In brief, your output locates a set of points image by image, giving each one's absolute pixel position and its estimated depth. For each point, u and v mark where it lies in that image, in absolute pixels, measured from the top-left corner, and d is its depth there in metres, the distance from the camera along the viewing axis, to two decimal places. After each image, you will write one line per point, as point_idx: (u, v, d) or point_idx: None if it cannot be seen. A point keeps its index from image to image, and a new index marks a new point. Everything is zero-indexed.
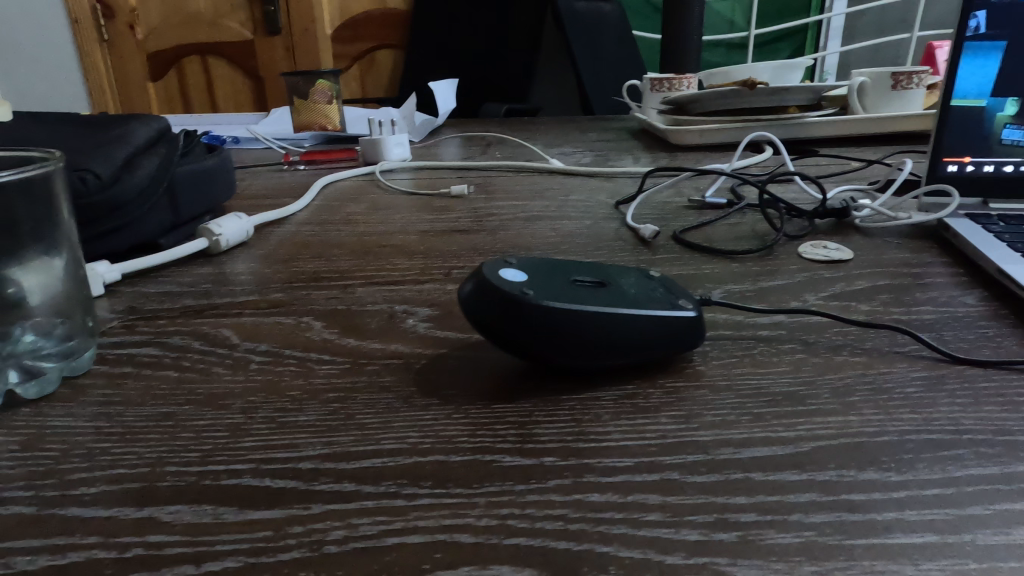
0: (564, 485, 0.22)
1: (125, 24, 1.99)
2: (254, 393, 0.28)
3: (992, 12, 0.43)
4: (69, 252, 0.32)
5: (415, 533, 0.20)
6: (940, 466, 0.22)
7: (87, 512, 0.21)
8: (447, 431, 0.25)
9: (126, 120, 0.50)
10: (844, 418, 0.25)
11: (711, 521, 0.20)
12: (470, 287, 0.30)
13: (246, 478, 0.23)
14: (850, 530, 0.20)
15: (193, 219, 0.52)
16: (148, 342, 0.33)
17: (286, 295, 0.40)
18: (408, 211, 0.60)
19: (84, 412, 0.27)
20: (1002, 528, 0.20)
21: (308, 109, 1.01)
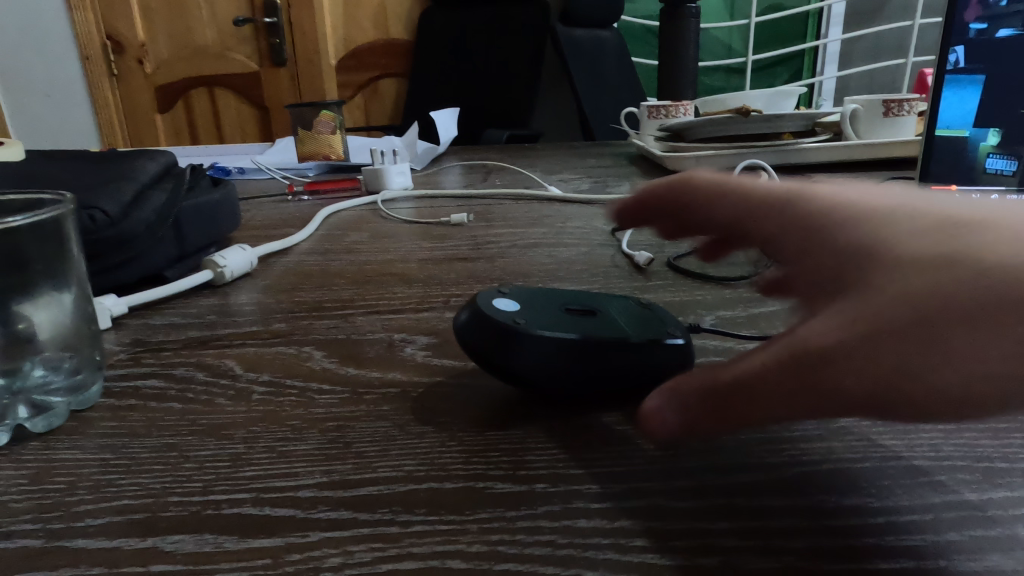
0: (553, 512, 0.23)
1: (134, 58, 2.04)
2: (255, 423, 0.29)
3: (968, 48, 0.56)
4: (79, 288, 0.33)
5: (407, 560, 0.21)
6: (919, 491, 0.23)
7: (93, 543, 0.22)
8: (441, 459, 0.26)
9: (135, 155, 0.52)
10: (828, 443, 0.26)
11: (694, 546, 0.21)
12: (465, 316, 0.31)
13: (247, 506, 0.24)
14: (829, 556, 0.20)
15: (200, 250, 0.53)
16: (153, 373, 0.34)
17: (288, 325, 0.41)
18: (409, 240, 0.62)
19: (90, 444, 0.28)
20: (978, 553, 0.20)
21: (312, 139, 1.03)
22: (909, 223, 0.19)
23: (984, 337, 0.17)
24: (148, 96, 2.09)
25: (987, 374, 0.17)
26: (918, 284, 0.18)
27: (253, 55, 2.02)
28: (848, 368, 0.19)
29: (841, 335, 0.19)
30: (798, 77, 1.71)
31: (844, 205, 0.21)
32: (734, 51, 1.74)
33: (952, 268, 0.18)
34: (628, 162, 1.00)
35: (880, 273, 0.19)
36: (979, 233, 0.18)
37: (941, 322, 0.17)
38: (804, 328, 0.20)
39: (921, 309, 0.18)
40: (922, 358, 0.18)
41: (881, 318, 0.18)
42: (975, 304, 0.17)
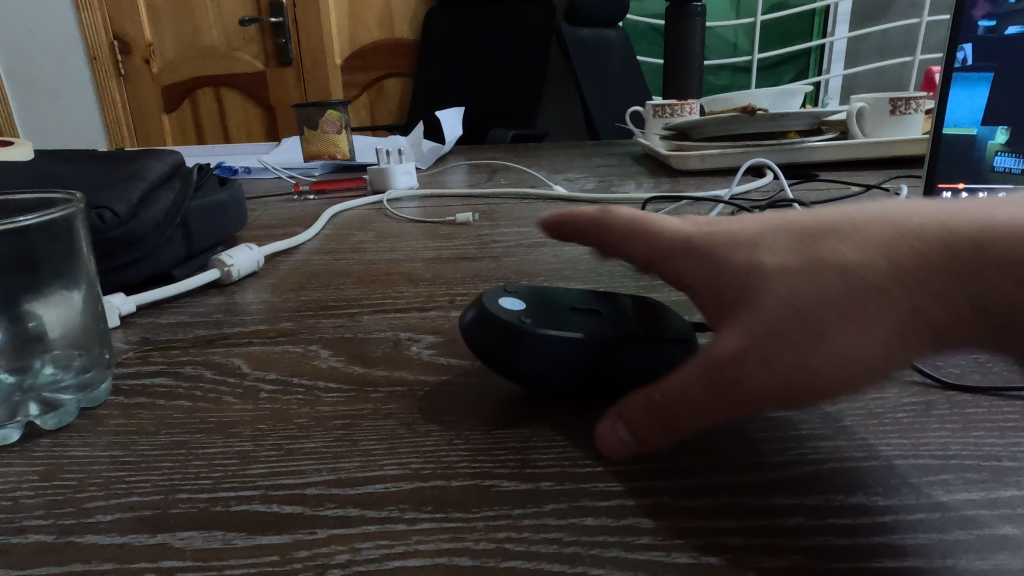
0: (559, 509, 0.23)
1: (141, 58, 2.05)
2: (262, 421, 0.29)
3: (976, 44, 0.56)
4: (88, 286, 0.33)
5: (415, 557, 0.21)
6: (927, 490, 0.23)
7: (103, 539, 0.22)
8: (448, 457, 0.26)
9: (143, 155, 0.52)
10: (835, 442, 0.26)
11: (700, 544, 0.21)
12: (471, 315, 0.32)
13: (255, 504, 0.24)
14: (835, 554, 0.20)
15: (207, 249, 0.53)
16: (162, 371, 0.35)
17: (295, 323, 0.41)
18: (415, 239, 0.62)
19: (100, 441, 0.28)
20: (986, 552, 0.20)
21: (318, 139, 1.04)
22: (779, 244, 0.24)
23: (857, 323, 0.21)
24: (155, 96, 2.10)
25: (863, 352, 0.21)
26: (796, 290, 0.22)
27: (259, 55, 2.02)
28: (755, 372, 0.22)
29: (746, 341, 0.22)
30: (804, 75, 1.70)
31: (720, 235, 0.27)
32: (740, 50, 1.73)
33: (820, 273, 0.22)
34: (633, 162, 1.00)
35: (763, 284, 0.23)
36: (828, 244, 0.23)
37: (822, 315, 0.21)
38: (716, 343, 0.23)
39: (799, 307, 0.22)
40: (809, 348, 0.21)
41: (775, 322, 0.22)
42: (847, 295, 0.21)
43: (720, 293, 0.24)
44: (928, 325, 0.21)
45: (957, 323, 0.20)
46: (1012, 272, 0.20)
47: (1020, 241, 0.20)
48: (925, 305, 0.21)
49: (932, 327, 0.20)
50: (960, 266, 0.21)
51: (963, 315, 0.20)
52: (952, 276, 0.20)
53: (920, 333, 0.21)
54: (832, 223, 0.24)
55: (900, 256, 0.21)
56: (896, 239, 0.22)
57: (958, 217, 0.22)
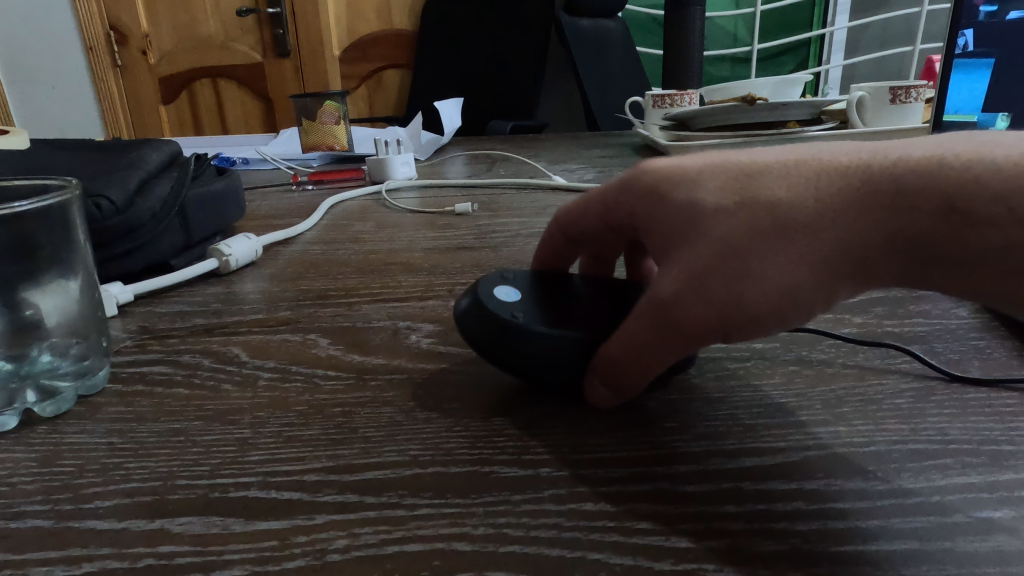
0: (559, 495, 0.23)
1: (138, 49, 2.04)
2: (260, 409, 0.29)
3: (978, 29, 0.63)
4: (85, 274, 0.33)
5: (414, 542, 0.21)
6: (926, 474, 0.23)
7: (101, 524, 0.22)
8: (447, 444, 0.26)
9: (140, 144, 0.52)
10: (834, 428, 0.26)
11: (700, 529, 0.21)
12: (466, 304, 0.32)
13: (254, 490, 0.24)
14: (833, 537, 0.20)
15: (205, 240, 0.53)
16: (160, 359, 0.35)
17: (293, 313, 0.41)
18: (414, 229, 0.62)
19: (98, 429, 0.28)
20: (984, 534, 0.20)
21: (316, 129, 1.03)
22: (716, 187, 0.26)
23: (785, 263, 0.23)
24: (152, 87, 2.09)
25: (791, 287, 0.23)
26: (731, 231, 0.24)
27: (256, 46, 2.02)
28: (693, 313, 0.24)
29: (684, 282, 0.24)
30: (804, 65, 1.69)
31: (662, 172, 0.28)
32: (740, 41, 1.72)
33: (752, 213, 0.24)
34: (633, 153, 1.00)
35: (706, 223, 0.25)
36: (762, 185, 0.25)
37: (753, 255, 0.23)
38: (655, 284, 0.24)
39: (735, 245, 0.23)
40: (742, 286, 0.23)
41: (715, 263, 0.23)
42: (774, 234, 0.23)
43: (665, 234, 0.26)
44: (844, 256, 0.23)
45: (873, 256, 0.23)
46: (917, 208, 0.23)
47: (921, 181, 0.23)
48: (845, 242, 0.23)
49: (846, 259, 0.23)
50: (872, 205, 0.23)
51: (876, 248, 0.23)
52: (866, 216, 0.23)
53: (840, 268, 0.23)
54: (766, 166, 0.26)
55: (822, 197, 0.24)
56: (819, 182, 0.24)
57: (879, 162, 0.24)
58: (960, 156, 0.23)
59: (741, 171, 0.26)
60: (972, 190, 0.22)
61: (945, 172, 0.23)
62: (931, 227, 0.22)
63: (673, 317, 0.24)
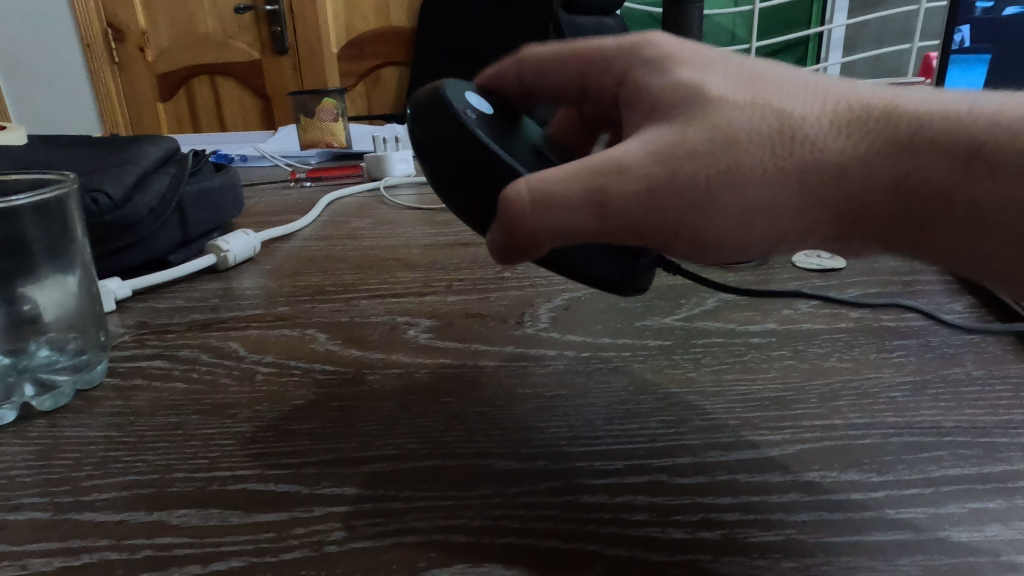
0: (555, 487, 0.23)
1: (136, 46, 2.03)
2: (258, 403, 0.29)
3: (971, 27, 0.69)
4: (84, 269, 0.33)
5: (410, 534, 0.21)
6: (920, 466, 0.23)
7: (99, 517, 0.22)
8: (444, 437, 0.26)
9: (137, 140, 0.52)
10: (830, 421, 0.26)
11: (696, 520, 0.21)
12: (428, 105, 0.30)
13: (251, 482, 0.24)
14: (828, 528, 0.21)
15: (204, 236, 0.53)
16: (158, 355, 0.35)
17: (291, 308, 0.41)
18: (412, 226, 0.62)
19: (96, 422, 0.28)
20: (977, 525, 0.20)
21: (314, 126, 1.03)
22: (719, 78, 0.24)
23: (765, 174, 0.22)
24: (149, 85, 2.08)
25: (759, 201, 0.22)
26: (728, 127, 0.23)
27: (254, 44, 2.02)
28: (649, 191, 0.22)
29: (651, 158, 0.22)
30: (801, 63, 1.70)
31: (672, 53, 0.26)
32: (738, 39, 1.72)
33: (756, 116, 0.23)
34: None
35: (703, 111, 0.23)
36: (773, 92, 0.24)
37: (733, 156, 0.22)
38: (620, 150, 0.23)
39: (725, 141, 0.22)
40: (716, 184, 0.22)
41: (699, 151, 0.22)
42: (769, 142, 0.22)
43: (645, 112, 0.25)
44: (834, 183, 0.22)
45: (867, 189, 0.22)
46: (930, 149, 0.21)
47: (946, 119, 0.21)
48: (843, 169, 0.22)
49: (834, 185, 0.22)
50: (883, 136, 0.22)
51: (873, 181, 0.22)
52: (876, 146, 0.22)
53: (825, 195, 0.22)
54: (780, 77, 0.24)
55: (830, 121, 0.23)
56: (832, 105, 0.23)
57: (903, 97, 0.22)
58: (997, 104, 0.21)
59: (750, 73, 0.25)
60: (1002, 140, 0.20)
61: (974, 118, 0.21)
62: (944, 172, 0.21)
63: (625, 188, 0.22)
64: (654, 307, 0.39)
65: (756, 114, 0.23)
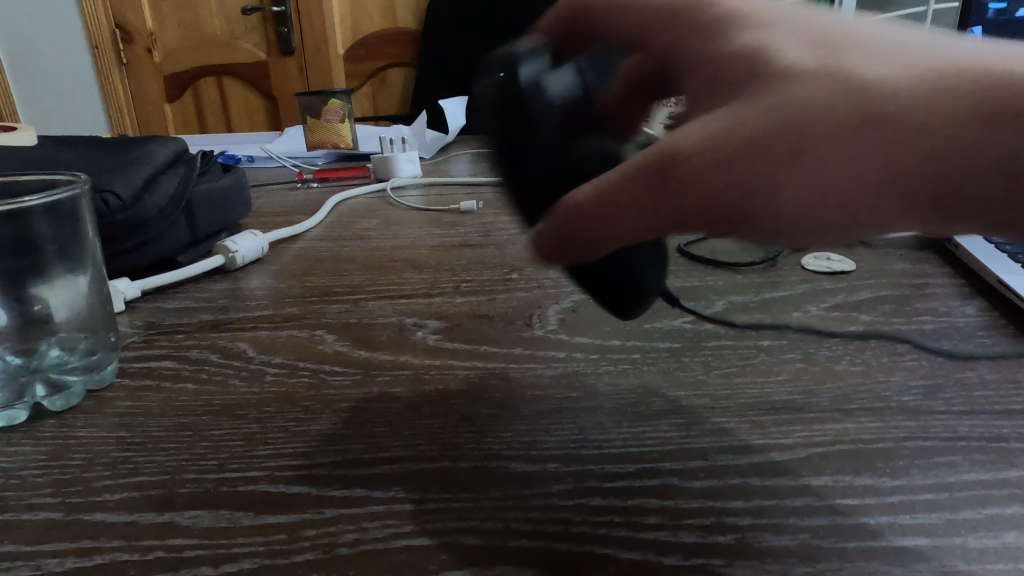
0: (566, 490, 0.23)
1: (143, 47, 2.04)
2: (268, 404, 0.29)
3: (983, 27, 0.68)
4: (94, 270, 0.33)
5: (421, 536, 0.21)
6: (934, 471, 0.23)
7: (110, 517, 0.22)
8: (453, 439, 0.26)
9: (146, 141, 0.52)
10: (842, 425, 0.26)
11: (708, 524, 0.21)
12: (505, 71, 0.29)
13: (261, 484, 0.24)
14: (843, 533, 0.20)
15: (212, 236, 0.53)
16: (167, 355, 0.35)
17: (300, 309, 0.41)
18: (418, 227, 0.62)
19: (107, 423, 0.28)
20: (993, 531, 0.20)
21: (321, 128, 1.03)
22: (788, 37, 0.21)
23: (838, 148, 0.19)
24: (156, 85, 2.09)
25: (828, 189, 0.19)
26: (796, 102, 0.19)
27: (261, 45, 2.02)
28: (702, 183, 0.20)
29: (703, 145, 0.20)
30: None
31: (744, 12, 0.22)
32: None
33: (832, 87, 0.19)
34: None
35: (769, 85, 0.20)
36: (859, 53, 0.19)
37: (800, 136, 0.19)
38: (674, 136, 0.21)
39: (790, 121, 0.19)
40: (777, 172, 0.19)
41: (758, 134, 0.19)
42: (844, 118, 0.19)
43: (709, 88, 0.22)
44: (921, 166, 0.18)
45: (962, 175, 0.17)
46: None
47: None
48: (933, 150, 0.18)
49: (922, 168, 0.18)
50: (992, 106, 0.17)
51: (971, 165, 0.17)
52: (978, 117, 0.17)
53: (911, 181, 0.18)
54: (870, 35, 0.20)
55: (922, 84, 0.18)
56: (925, 63, 0.18)
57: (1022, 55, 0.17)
58: None
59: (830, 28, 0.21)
60: None
61: None
62: None
63: (676, 181, 0.20)
64: (664, 309, 0.39)
65: (833, 84, 0.19)
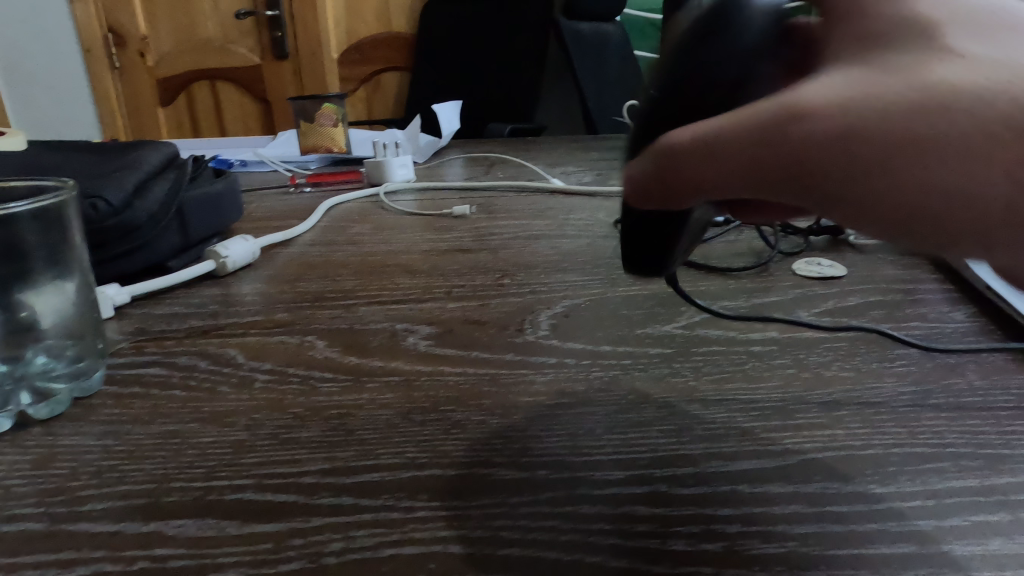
0: (556, 497, 0.23)
1: (136, 51, 2.04)
2: (257, 410, 0.29)
3: None
4: (81, 276, 0.33)
5: (409, 545, 0.21)
6: (923, 478, 0.23)
7: (95, 527, 0.22)
8: (444, 446, 0.26)
9: (137, 146, 0.52)
10: (832, 431, 0.26)
11: (698, 531, 0.21)
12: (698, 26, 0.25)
13: (249, 492, 0.24)
14: (831, 541, 0.20)
15: (203, 241, 0.53)
16: (156, 361, 0.34)
17: (291, 315, 0.41)
18: (411, 231, 0.61)
19: (93, 431, 0.28)
20: (980, 538, 0.20)
21: (314, 132, 1.03)
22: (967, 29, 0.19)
23: (973, 149, 0.18)
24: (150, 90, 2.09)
25: (936, 185, 0.19)
26: (950, 95, 0.18)
27: (255, 49, 2.02)
28: (812, 151, 0.20)
29: (835, 109, 0.19)
30: None
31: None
32: None
33: (991, 89, 0.18)
34: None
35: (932, 70, 0.19)
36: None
37: (932, 130, 0.18)
38: (810, 93, 0.20)
39: (932, 114, 0.18)
40: (893, 159, 0.19)
41: (893, 117, 0.19)
42: (985, 122, 0.18)
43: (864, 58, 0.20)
44: None
45: None
46: None
47: None
48: None
49: None
50: None
51: None
52: None
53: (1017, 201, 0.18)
54: None
55: None
56: None
57: None
58: None
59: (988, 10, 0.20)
60: None
61: None
62: None
63: (784, 142, 0.20)
64: (656, 314, 0.39)
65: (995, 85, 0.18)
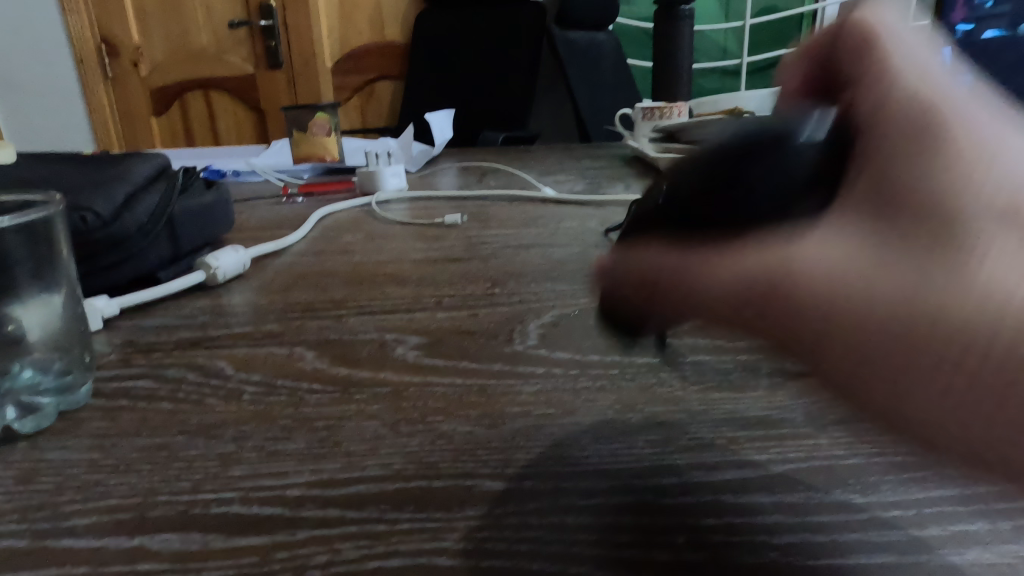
0: (541, 508, 0.23)
1: (129, 61, 2.04)
2: (244, 423, 0.29)
3: None
4: (68, 289, 0.34)
5: (393, 557, 0.21)
6: (904, 487, 0.23)
7: (78, 542, 0.22)
8: (431, 458, 0.26)
9: (128, 157, 0.52)
10: (815, 440, 0.26)
11: (681, 542, 0.21)
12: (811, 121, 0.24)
13: (235, 506, 0.24)
14: (812, 551, 0.21)
15: (194, 251, 0.53)
16: (144, 373, 0.34)
17: (280, 325, 0.41)
18: (402, 241, 0.62)
19: (79, 445, 0.28)
20: (959, 547, 0.20)
21: (307, 142, 1.03)
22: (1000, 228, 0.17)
23: (937, 389, 0.17)
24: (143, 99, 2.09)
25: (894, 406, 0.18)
26: (942, 321, 0.16)
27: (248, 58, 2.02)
28: (786, 332, 0.19)
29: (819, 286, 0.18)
30: None
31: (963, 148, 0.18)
32: (729, 54, 1.74)
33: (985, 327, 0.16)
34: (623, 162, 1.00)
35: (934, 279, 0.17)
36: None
37: (904, 356, 0.17)
38: (804, 266, 0.18)
39: (915, 341, 0.17)
40: (861, 370, 0.18)
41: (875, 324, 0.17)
42: (959, 368, 0.16)
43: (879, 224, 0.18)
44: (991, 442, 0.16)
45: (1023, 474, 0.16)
46: None
47: None
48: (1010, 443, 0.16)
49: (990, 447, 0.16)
50: None
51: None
52: None
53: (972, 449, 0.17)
54: None
55: None
56: None
57: None
58: None
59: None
60: None
61: None
62: None
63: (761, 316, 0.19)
64: None
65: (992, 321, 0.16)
